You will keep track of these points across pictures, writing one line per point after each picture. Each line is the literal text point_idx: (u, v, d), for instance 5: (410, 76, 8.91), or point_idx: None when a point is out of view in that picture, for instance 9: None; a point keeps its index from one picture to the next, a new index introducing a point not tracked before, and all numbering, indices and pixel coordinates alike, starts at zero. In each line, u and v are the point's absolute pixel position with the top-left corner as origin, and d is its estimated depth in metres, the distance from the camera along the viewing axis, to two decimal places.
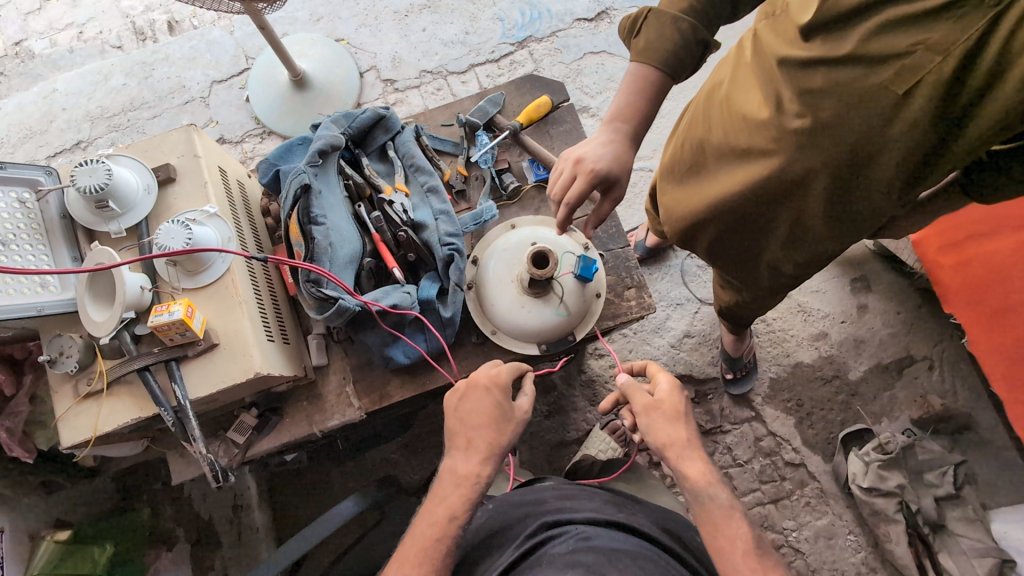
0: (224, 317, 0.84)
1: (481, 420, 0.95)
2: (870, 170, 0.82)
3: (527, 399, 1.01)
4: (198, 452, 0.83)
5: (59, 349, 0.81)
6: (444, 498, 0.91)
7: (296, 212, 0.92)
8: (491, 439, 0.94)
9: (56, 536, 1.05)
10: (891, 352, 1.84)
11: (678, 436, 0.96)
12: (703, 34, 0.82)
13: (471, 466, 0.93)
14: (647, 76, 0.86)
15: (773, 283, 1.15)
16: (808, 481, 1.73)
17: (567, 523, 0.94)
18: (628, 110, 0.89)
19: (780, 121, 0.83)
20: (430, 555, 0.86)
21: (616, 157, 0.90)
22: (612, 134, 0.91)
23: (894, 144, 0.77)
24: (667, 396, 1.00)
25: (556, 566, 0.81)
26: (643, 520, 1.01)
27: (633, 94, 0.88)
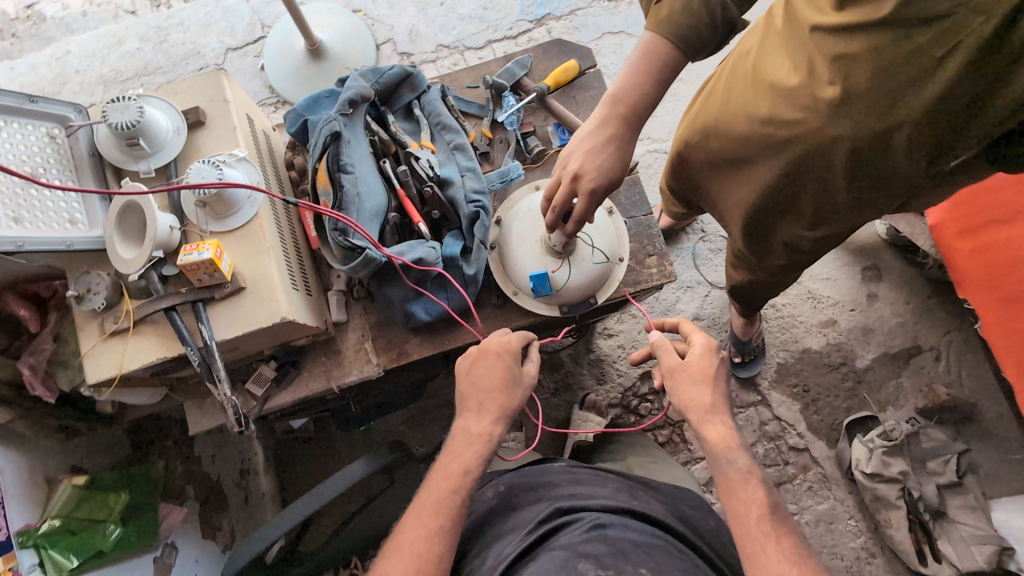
0: (251, 261, 0.84)
1: (492, 384, 0.96)
2: (897, 139, 0.84)
3: (534, 364, 1.00)
4: (222, 395, 0.83)
5: (86, 286, 0.81)
6: (460, 454, 0.92)
7: (325, 160, 0.91)
8: (502, 402, 0.95)
9: (74, 481, 1.05)
10: (899, 341, 1.85)
11: (704, 399, 0.94)
12: (730, 15, 0.78)
13: (483, 426, 0.94)
14: (658, 53, 0.82)
15: (788, 262, 1.17)
16: (811, 466, 1.74)
17: (579, 507, 0.95)
18: (635, 94, 0.84)
19: (812, 87, 0.86)
20: (446, 505, 0.87)
21: (613, 162, 0.85)
22: (608, 126, 0.85)
23: (926, 107, 0.78)
24: (697, 360, 0.98)
25: (567, 551, 0.83)
26: (655, 505, 1.03)
27: (642, 78, 0.84)
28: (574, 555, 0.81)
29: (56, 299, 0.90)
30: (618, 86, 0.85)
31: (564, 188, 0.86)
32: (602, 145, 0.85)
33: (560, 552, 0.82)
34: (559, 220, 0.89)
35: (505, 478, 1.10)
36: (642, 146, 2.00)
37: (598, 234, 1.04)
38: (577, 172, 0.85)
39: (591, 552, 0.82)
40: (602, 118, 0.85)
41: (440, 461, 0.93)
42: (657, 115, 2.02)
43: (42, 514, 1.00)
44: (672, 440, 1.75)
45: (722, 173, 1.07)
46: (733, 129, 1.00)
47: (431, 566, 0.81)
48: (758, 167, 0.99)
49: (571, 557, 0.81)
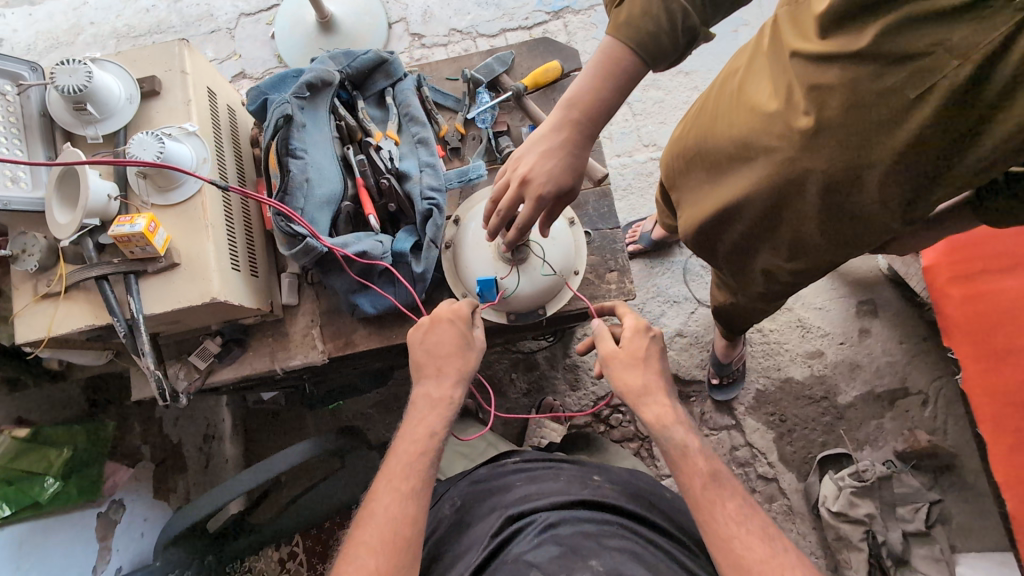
0: (189, 238, 0.84)
1: (448, 350, 0.92)
2: (867, 182, 0.78)
3: (482, 331, 0.96)
4: (145, 367, 0.85)
5: (22, 246, 0.81)
6: (423, 418, 0.88)
7: (276, 142, 0.92)
8: (461, 366, 0.91)
9: (15, 433, 1.07)
10: (885, 381, 1.78)
11: (643, 381, 0.93)
12: (693, 21, 0.74)
13: (444, 389, 0.90)
14: (619, 60, 0.78)
15: (768, 289, 1.10)
16: (777, 497, 1.70)
17: (528, 508, 0.91)
18: (590, 99, 0.80)
19: (787, 115, 0.79)
20: (414, 466, 0.83)
21: (565, 169, 0.81)
22: (562, 130, 0.81)
23: (899, 149, 0.72)
24: (630, 343, 0.96)
25: (518, 563, 0.80)
26: (610, 488, 0.99)
27: (602, 84, 0.80)
28: (523, 566, 0.79)
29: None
30: (578, 90, 0.81)
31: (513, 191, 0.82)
32: (554, 149, 0.81)
33: (510, 567, 0.79)
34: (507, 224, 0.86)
35: (458, 493, 1.07)
36: (645, 152, 1.93)
37: (554, 244, 1.01)
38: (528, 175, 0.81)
39: (541, 562, 0.79)
40: (557, 121, 0.82)
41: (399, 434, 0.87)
42: (665, 122, 1.95)
43: None
44: (640, 455, 1.69)
45: (702, 195, 1.00)
46: (712, 150, 0.94)
47: (407, 531, 0.77)
48: (733, 192, 0.92)
49: (520, 570, 0.78)
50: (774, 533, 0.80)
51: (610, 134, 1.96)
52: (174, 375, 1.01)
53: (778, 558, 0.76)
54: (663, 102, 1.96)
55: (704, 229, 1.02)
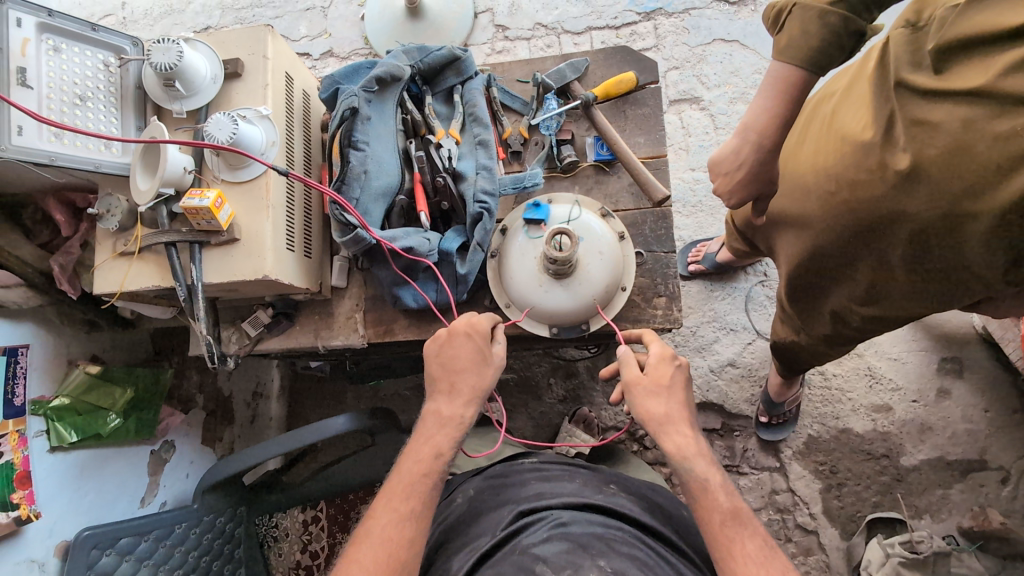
0: (250, 215, 0.89)
1: (465, 364, 0.91)
2: (965, 234, 0.68)
3: (501, 345, 0.95)
4: (198, 329, 0.92)
5: (106, 207, 0.89)
6: (431, 437, 0.87)
7: (340, 132, 0.95)
8: (476, 382, 0.90)
9: (87, 368, 1.18)
10: (961, 450, 1.58)
11: (676, 414, 0.88)
12: (858, 25, 0.68)
13: (454, 408, 0.89)
14: (791, 78, 0.72)
15: (835, 333, 0.98)
16: (814, 551, 1.55)
17: (540, 505, 0.88)
18: (767, 122, 0.74)
19: (882, 151, 0.70)
20: (415, 487, 0.83)
21: (758, 177, 0.79)
22: (742, 152, 0.78)
23: (1010, 203, 0.62)
24: (653, 369, 0.91)
25: (525, 556, 0.77)
26: (628, 499, 0.95)
27: (777, 104, 0.74)
28: (528, 558, 0.76)
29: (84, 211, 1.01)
30: (751, 113, 0.76)
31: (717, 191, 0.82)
32: (735, 169, 0.79)
33: (516, 559, 0.77)
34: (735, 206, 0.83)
35: (472, 483, 1.03)
36: None
37: (602, 260, 0.98)
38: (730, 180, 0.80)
39: (548, 557, 0.75)
40: (734, 145, 0.78)
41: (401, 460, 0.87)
42: None
43: (57, 388, 1.13)
44: (669, 482, 1.58)
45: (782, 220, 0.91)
46: (795, 178, 0.86)
47: (403, 553, 0.77)
48: (814, 224, 0.83)
49: (526, 561, 0.75)
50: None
51: (688, 145, 1.85)
52: (227, 339, 1.07)
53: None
54: None
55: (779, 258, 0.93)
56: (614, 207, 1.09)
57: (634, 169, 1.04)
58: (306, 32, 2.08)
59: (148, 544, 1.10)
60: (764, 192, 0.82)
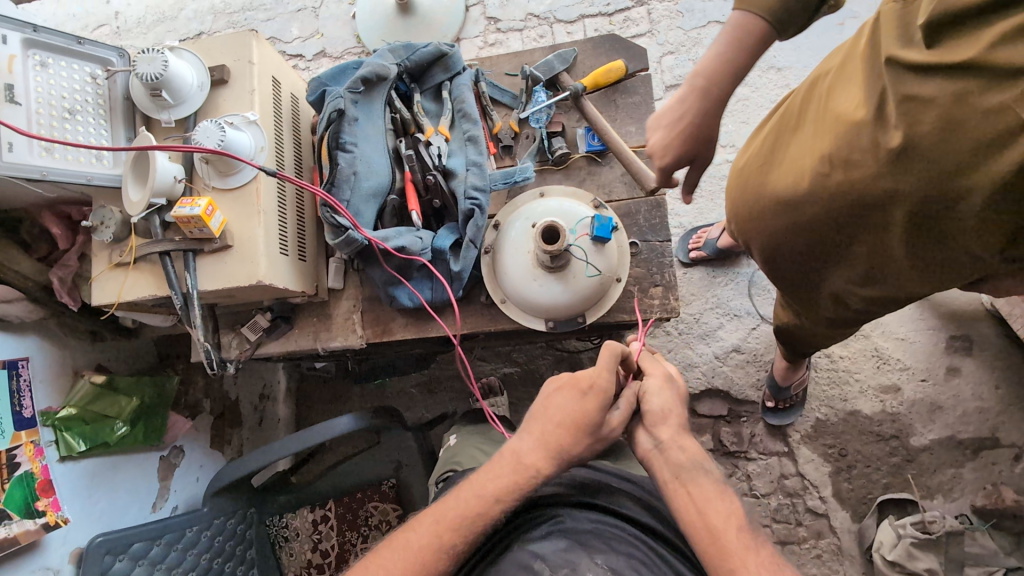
0: (242, 221, 0.89)
1: (562, 423, 0.83)
2: (959, 211, 0.67)
3: (621, 413, 0.84)
4: (196, 337, 0.92)
5: (100, 219, 0.90)
6: (497, 475, 0.82)
7: (328, 134, 0.95)
8: (567, 446, 0.82)
9: (93, 378, 1.20)
10: (972, 429, 1.56)
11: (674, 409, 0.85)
12: None
13: (534, 458, 0.82)
14: (748, 28, 0.71)
15: (837, 315, 0.97)
16: (825, 534, 1.54)
17: (542, 501, 0.89)
18: (717, 69, 0.74)
19: (874, 129, 0.69)
20: (467, 525, 0.79)
21: (694, 133, 0.78)
22: (687, 100, 0.77)
23: (1003, 176, 0.61)
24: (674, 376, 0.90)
25: (523, 554, 0.78)
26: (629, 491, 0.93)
27: (729, 54, 0.73)
28: (526, 556, 0.77)
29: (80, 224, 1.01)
30: (703, 59, 0.76)
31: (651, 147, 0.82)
32: (677, 118, 0.78)
33: (514, 557, 0.78)
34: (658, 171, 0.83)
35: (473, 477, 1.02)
36: (721, 153, 1.81)
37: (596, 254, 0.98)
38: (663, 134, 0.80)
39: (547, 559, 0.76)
40: (681, 93, 0.78)
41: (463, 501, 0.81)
42: (747, 123, 1.81)
43: (64, 399, 1.15)
44: None
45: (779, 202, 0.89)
46: (790, 158, 0.84)
47: None
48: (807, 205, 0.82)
49: (523, 559, 0.77)
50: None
51: None
52: (227, 344, 1.08)
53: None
54: (749, 100, 1.82)
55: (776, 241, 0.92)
56: (608, 198, 1.08)
57: (626, 158, 1.02)
58: (298, 33, 2.07)
59: (161, 548, 1.12)
60: (703, 153, 0.81)
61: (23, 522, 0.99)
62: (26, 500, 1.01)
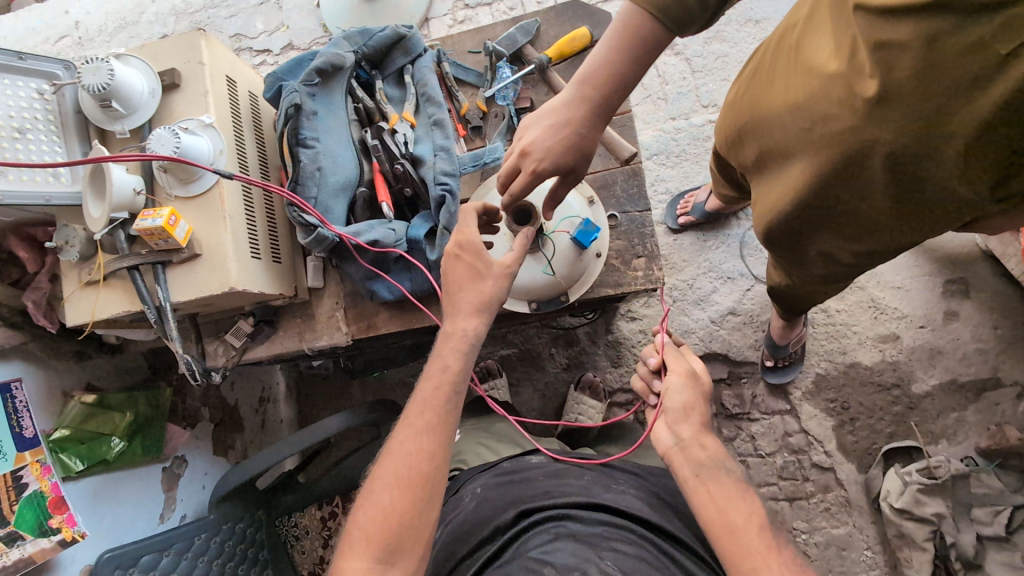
0: (209, 229, 0.88)
1: (463, 280, 0.85)
2: (940, 155, 0.65)
3: (513, 252, 0.86)
4: (175, 349, 0.91)
5: (64, 238, 0.89)
6: (441, 352, 0.83)
7: (287, 131, 0.93)
8: (478, 298, 0.84)
9: (82, 398, 1.19)
10: (973, 371, 1.55)
11: (696, 410, 0.91)
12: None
13: (459, 322, 0.84)
14: (638, 31, 0.69)
15: (829, 271, 0.95)
16: (833, 488, 1.54)
17: (546, 505, 0.87)
18: (605, 75, 0.72)
19: (850, 79, 0.66)
20: (434, 405, 0.80)
21: (570, 145, 0.76)
22: (570, 107, 0.75)
23: (989, 113, 0.59)
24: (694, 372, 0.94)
25: (529, 561, 0.77)
26: (636, 495, 0.91)
27: (620, 59, 0.71)
28: (532, 563, 0.76)
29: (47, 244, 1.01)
30: (591, 62, 0.74)
31: (514, 165, 0.79)
32: (560, 123, 0.75)
33: (520, 563, 0.78)
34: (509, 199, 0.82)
35: (481, 480, 0.99)
36: (703, 114, 1.77)
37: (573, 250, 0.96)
38: (529, 152, 0.77)
39: (556, 561, 0.76)
40: (570, 95, 0.75)
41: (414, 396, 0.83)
42: (728, 80, 1.77)
43: (57, 420, 1.15)
44: None
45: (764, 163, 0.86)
46: (767, 117, 0.81)
47: (427, 466, 0.77)
48: (793, 163, 0.79)
49: (529, 566, 0.76)
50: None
51: (665, 94, 1.80)
52: (212, 353, 1.07)
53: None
54: (728, 56, 1.78)
55: (764, 203, 0.89)
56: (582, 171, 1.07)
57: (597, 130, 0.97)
58: (262, 27, 2.01)
59: (171, 558, 1.13)
60: (578, 167, 0.78)
61: (37, 541, 1.01)
62: (40, 518, 1.03)
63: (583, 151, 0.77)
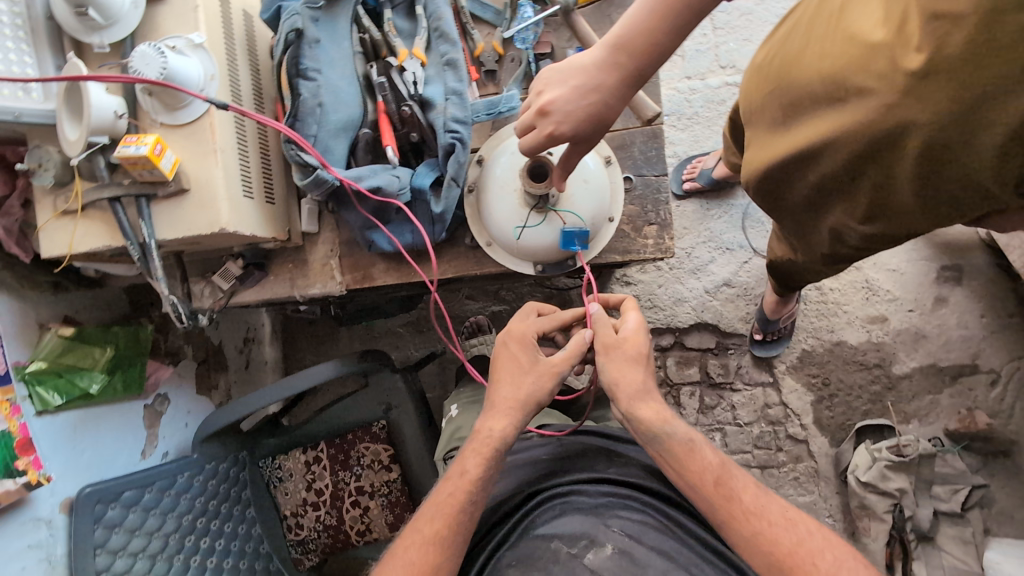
0: (198, 162, 0.81)
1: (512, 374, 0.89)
2: (970, 152, 0.61)
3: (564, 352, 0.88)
4: (158, 289, 0.86)
5: (37, 161, 0.81)
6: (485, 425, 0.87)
7: (287, 58, 0.87)
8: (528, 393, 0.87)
9: (61, 331, 1.13)
10: (953, 356, 1.58)
11: (626, 379, 0.85)
12: None
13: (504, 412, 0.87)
14: None
15: (833, 252, 0.91)
16: (804, 459, 1.59)
17: (554, 481, 0.87)
18: (638, 39, 0.66)
19: (896, 51, 0.60)
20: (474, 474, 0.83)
21: (592, 113, 0.70)
22: (601, 70, 0.69)
23: None
24: (632, 337, 0.88)
25: (536, 540, 0.80)
26: (635, 457, 0.91)
27: (660, 23, 0.65)
28: (540, 541, 0.79)
29: (17, 165, 0.93)
30: (625, 22, 0.67)
31: (531, 125, 0.73)
32: (588, 86, 0.69)
33: (527, 542, 0.80)
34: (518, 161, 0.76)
35: None
36: (720, 75, 1.69)
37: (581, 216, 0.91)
38: (549, 113, 0.71)
39: (563, 534, 0.78)
40: (601, 57, 0.69)
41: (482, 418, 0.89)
42: (750, 40, 1.68)
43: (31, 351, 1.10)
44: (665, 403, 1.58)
45: (777, 140, 0.80)
46: (795, 89, 0.74)
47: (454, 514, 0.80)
48: (815, 142, 0.73)
49: (538, 544, 0.78)
50: (811, 529, 0.75)
51: (682, 50, 1.71)
52: (197, 294, 1.02)
53: (806, 546, 0.73)
54: (752, 15, 1.69)
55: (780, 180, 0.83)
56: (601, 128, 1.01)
57: None
58: None
59: (153, 495, 1.13)
60: (594, 137, 0.73)
61: (3, 484, 0.95)
62: (6, 459, 0.97)
63: (608, 120, 0.71)
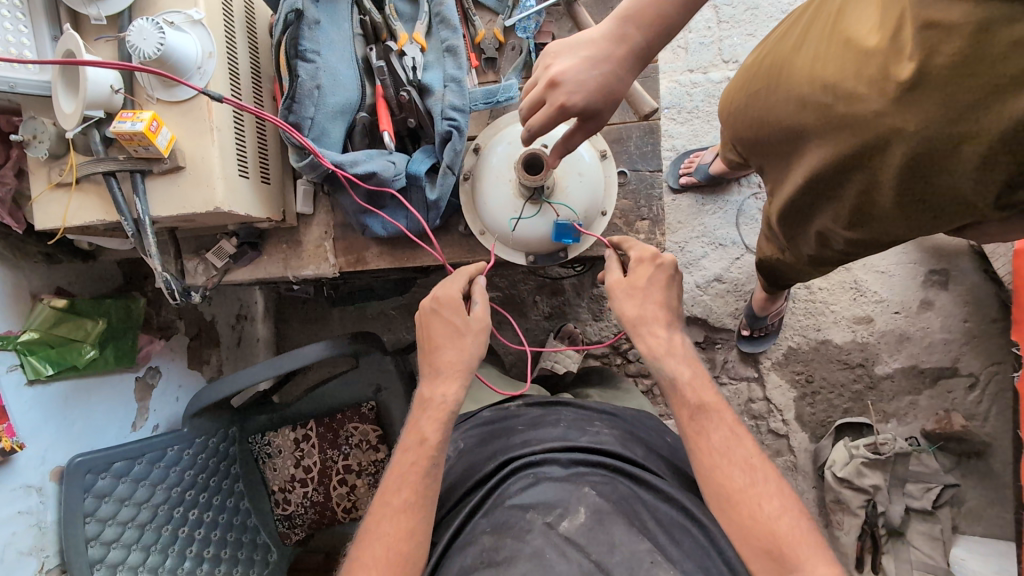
0: (194, 140, 0.81)
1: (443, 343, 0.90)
2: (954, 159, 0.62)
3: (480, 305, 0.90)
4: (151, 265, 0.87)
5: (32, 132, 0.82)
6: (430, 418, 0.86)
7: (286, 40, 0.85)
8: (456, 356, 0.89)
9: (52, 303, 1.13)
10: (935, 359, 1.61)
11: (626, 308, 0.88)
12: None
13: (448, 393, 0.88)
14: None
15: (819, 255, 0.92)
16: (784, 453, 1.63)
17: (525, 452, 0.88)
18: (646, 9, 0.67)
19: (889, 57, 0.61)
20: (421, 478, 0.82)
21: (604, 84, 0.69)
22: (611, 42, 0.69)
23: (1020, 119, 0.55)
24: (638, 273, 0.89)
25: (511, 508, 0.79)
26: (610, 432, 0.93)
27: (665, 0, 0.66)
28: (516, 510, 0.79)
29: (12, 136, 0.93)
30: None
31: (541, 96, 0.71)
32: (599, 58, 0.69)
33: (501, 511, 0.79)
34: (526, 134, 0.75)
35: (464, 433, 1.01)
36: (722, 70, 1.68)
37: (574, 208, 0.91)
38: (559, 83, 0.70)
39: (534, 505, 0.79)
40: (610, 29, 0.69)
41: (430, 387, 0.89)
42: (753, 35, 1.67)
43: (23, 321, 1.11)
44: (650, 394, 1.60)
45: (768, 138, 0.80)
46: (790, 88, 0.74)
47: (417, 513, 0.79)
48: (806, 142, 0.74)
49: (513, 512, 0.78)
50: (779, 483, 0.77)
51: (686, 42, 1.70)
52: (191, 270, 1.03)
53: (758, 488, 0.76)
54: (758, 9, 1.68)
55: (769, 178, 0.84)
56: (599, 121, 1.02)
57: None
58: None
59: (142, 466, 1.14)
60: (603, 113, 0.72)
61: None
62: None
63: (615, 96, 0.71)
